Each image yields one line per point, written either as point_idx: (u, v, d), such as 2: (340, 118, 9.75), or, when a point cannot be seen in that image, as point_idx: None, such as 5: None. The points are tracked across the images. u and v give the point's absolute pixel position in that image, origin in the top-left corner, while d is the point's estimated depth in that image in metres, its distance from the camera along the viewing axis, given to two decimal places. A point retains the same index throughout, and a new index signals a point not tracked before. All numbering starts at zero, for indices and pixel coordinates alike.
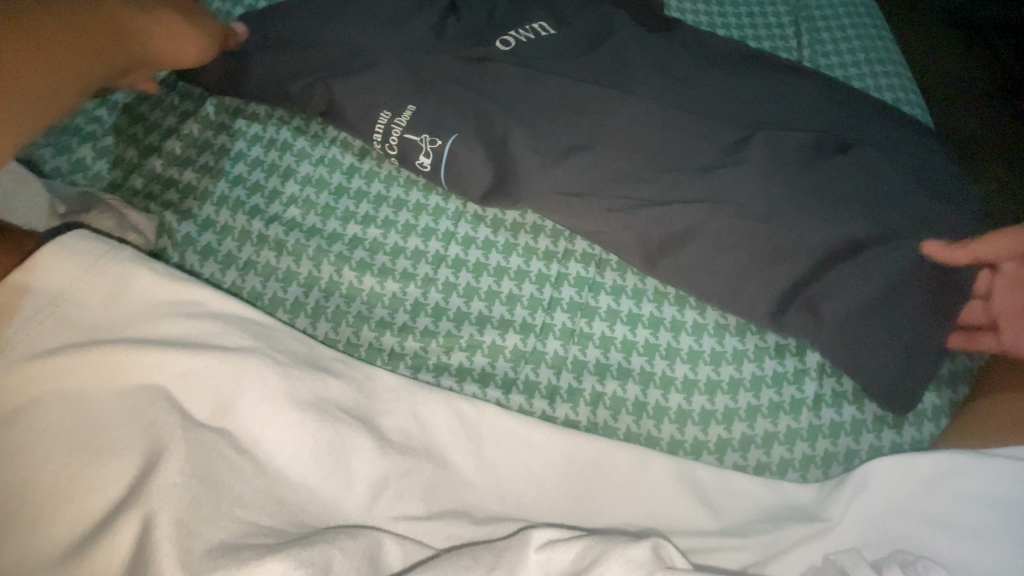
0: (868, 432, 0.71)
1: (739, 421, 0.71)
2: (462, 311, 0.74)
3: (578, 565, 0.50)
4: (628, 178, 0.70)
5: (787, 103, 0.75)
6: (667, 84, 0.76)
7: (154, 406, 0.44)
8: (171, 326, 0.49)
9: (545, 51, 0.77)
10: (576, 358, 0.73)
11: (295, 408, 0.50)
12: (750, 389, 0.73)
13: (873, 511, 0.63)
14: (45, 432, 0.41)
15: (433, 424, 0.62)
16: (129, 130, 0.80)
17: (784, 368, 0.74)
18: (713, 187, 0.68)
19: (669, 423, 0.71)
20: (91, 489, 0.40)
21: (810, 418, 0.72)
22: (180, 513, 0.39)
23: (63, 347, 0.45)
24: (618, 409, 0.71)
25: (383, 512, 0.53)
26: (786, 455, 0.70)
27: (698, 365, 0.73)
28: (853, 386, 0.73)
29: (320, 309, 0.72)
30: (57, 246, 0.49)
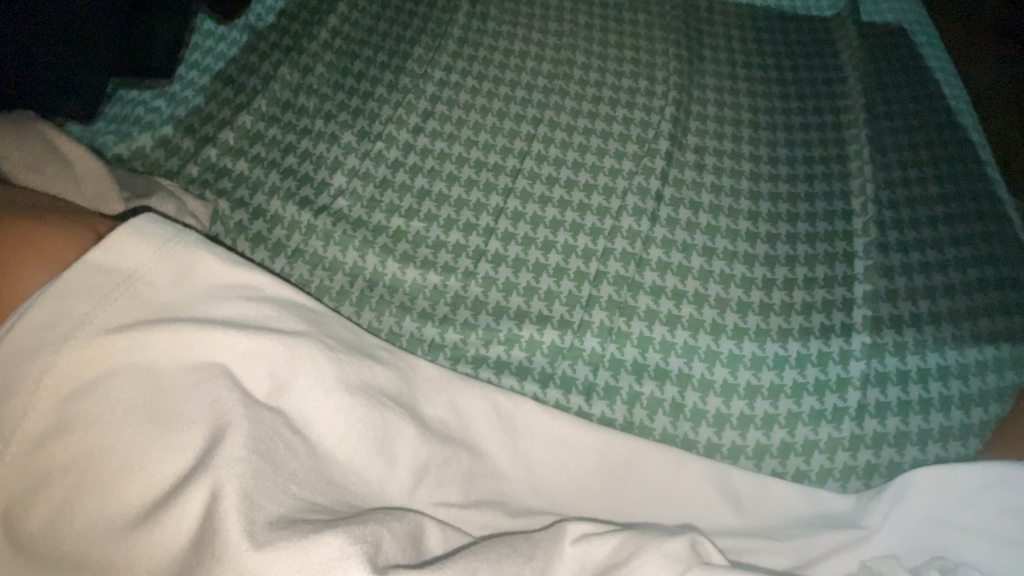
0: (912, 445, 0.70)
1: (778, 427, 0.71)
2: (501, 305, 0.75)
3: (614, 558, 0.51)
4: None
5: None
6: None
7: (218, 382, 0.46)
8: (233, 309, 0.51)
9: None
10: (614, 356, 0.73)
11: (347, 392, 0.52)
12: (790, 395, 0.73)
13: (910, 521, 0.63)
14: (118, 402, 0.43)
15: (471, 415, 0.63)
16: (182, 120, 0.81)
17: (826, 376, 0.73)
18: None
19: (706, 426, 0.71)
20: (161, 460, 0.42)
21: (851, 427, 0.71)
22: (246, 484, 0.41)
23: (135, 323, 0.47)
24: (654, 409, 0.71)
25: (424, 498, 0.54)
26: (825, 464, 0.70)
27: (737, 369, 0.74)
28: (897, 397, 0.72)
29: (364, 298, 0.73)
30: (130, 227, 0.51)
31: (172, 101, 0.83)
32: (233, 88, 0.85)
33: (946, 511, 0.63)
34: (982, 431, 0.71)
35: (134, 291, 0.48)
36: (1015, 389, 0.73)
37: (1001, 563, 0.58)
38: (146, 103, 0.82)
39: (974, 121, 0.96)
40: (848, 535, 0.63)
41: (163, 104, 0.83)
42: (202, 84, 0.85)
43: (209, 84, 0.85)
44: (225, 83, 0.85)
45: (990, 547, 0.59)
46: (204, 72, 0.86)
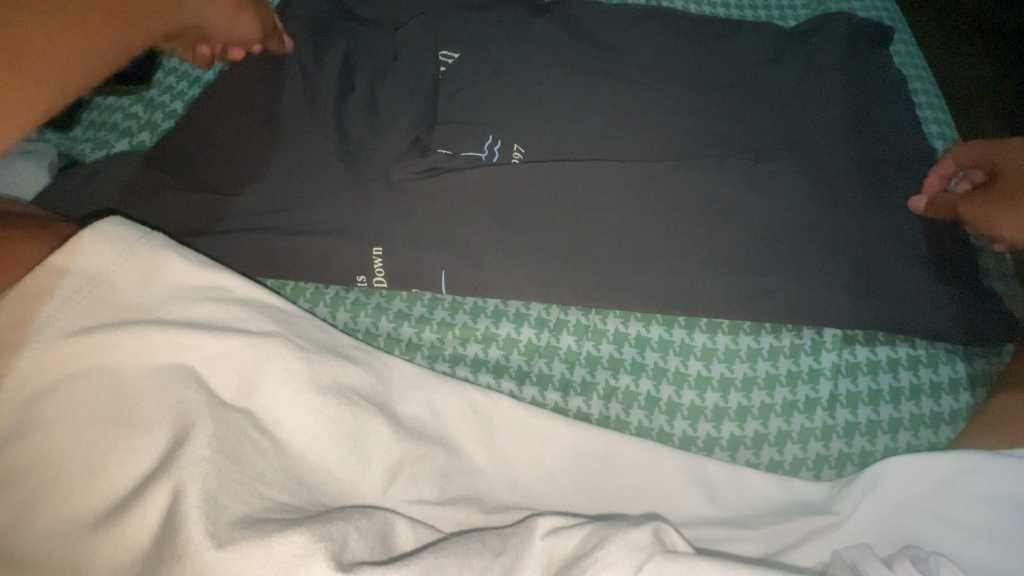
0: (884, 433, 0.71)
1: (753, 419, 0.72)
2: (478, 304, 0.76)
3: (581, 550, 0.51)
4: (624, 190, 0.75)
5: (760, 129, 0.81)
6: (664, 109, 0.82)
7: (182, 384, 0.46)
8: (200, 310, 0.51)
9: (535, 75, 0.84)
10: (590, 352, 0.74)
11: (317, 391, 0.52)
12: (763, 387, 0.74)
13: (882, 509, 0.64)
14: (81, 405, 0.43)
15: (447, 413, 0.63)
16: (161, 126, 0.82)
17: (799, 368, 0.74)
18: (688, 196, 0.75)
19: (681, 418, 0.71)
20: (124, 461, 0.42)
21: (824, 417, 0.72)
22: (208, 485, 0.41)
23: (99, 326, 0.47)
24: (630, 403, 0.72)
25: (397, 496, 0.55)
26: (799, 454, 0.71)
27: (711, 362, 0.74)
28: (867, 386, 0.73)
29: (340, 299, 0.75)
30: (93, 230, 0.51)
31: (149, 107, 0.83)
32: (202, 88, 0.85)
33: (915, 497, 0.63)
34: (953, 419, 0.72)
35: (96, 293, 0.48)
36: (986, 377, 0.74)
37: (970, 552, 0.58)
38: (124, 109, 0.83)
39: (943, 130, 0.93)
40: (819, 521, 0.64)
41: (140, 109, 0.84)
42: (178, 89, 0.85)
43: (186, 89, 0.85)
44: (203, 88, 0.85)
45: (959, 536, 0.60)
46: (182, 78, 0.85)
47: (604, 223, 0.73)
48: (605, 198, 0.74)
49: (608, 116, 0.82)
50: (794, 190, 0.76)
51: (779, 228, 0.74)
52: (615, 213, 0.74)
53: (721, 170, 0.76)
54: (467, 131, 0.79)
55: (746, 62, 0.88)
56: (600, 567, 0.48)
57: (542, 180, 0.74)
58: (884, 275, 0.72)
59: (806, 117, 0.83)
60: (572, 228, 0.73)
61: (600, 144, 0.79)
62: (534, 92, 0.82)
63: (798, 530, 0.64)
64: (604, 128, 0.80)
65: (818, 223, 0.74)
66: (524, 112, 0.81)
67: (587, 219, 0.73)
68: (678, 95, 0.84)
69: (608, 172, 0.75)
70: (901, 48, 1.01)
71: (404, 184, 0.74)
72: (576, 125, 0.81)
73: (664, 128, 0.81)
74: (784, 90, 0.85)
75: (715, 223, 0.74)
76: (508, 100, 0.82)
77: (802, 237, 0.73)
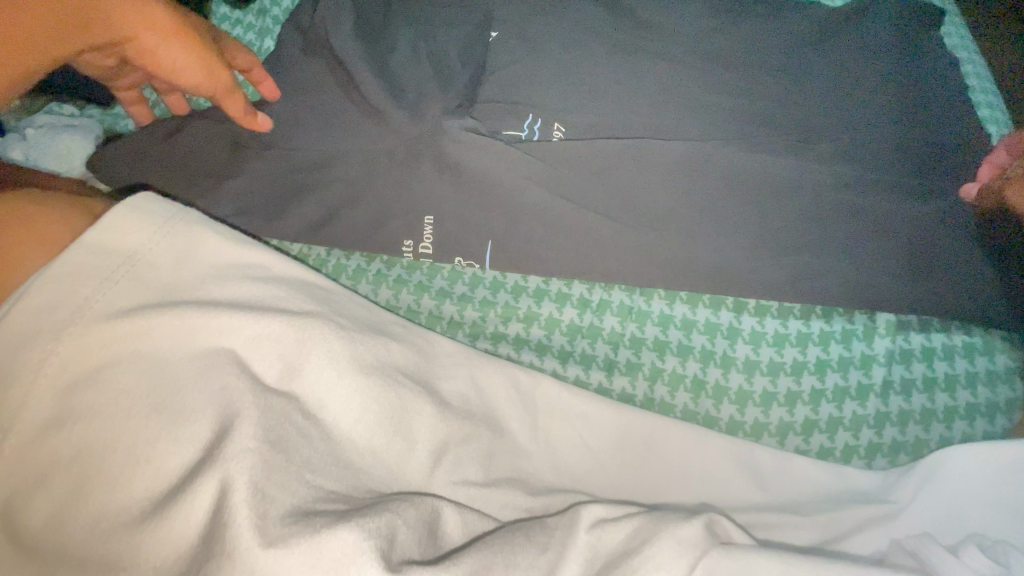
0: (939, 423, 0.67)
1: (802, 404, 0.68)
2: (519, 284, 0.73)
3: (628, 546, 0.49)
4: (676, 163, 0.71)
5: (826, 96, 0.75)
6: (722, 74, 0.77)
7: (224, 369, 0.44)
8: (237, 289, 0.49)
9: (582, 35, 0.79)
10: (634, 334, 0.71)
11: (360, 371, 0.50)
12: (814, 373, 0.70)
13: (946, 499, 0.61)
14: (121, 392, 0.42)
15: (490, 392, 0.62)
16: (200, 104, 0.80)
17: (851, 354, 0.70)
18: (746, 169, 0.70)
19: (728, 403, 0.68)
20: (169, 452, 0.40)
21: (877, 405, 0.68)
22: (257, 476, 0.40)
23: (136, 308, 0.45)
24: (675, 385, 0.69)
25: (444, 478, 0.53)
26: (850, 442, 0.67)
27: (759, 346, 0.71)
28: (922, 373, 0.69)
29: (381, 277, 0.73)
30: (124, 205, 0.49)
31: None
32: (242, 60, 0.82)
33: (980, 490, 0.60)
34: (1012, 408, 0.68)
35: (133, 273, 0.46)
36: None
37: None
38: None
39: (1000, 114, 0.85)
40: (877, 509, 0.61)
41: None
42: None
43: None
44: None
45: None
46: None
47: (656, 198, 0.69)
48: (657, 173, 0.70)
49: (661, 81, 0.76)
50: (857, 166, 0.71)
51: (843, 203, 0.69)
52: (668, 187, 0.69)
53: (780, 147, 0.71)
54: (508, 102, 0.75)
55: (805, 32, 0.80)
56: (653, 566, 0.46)
57: (589, 156, 0.71)
58: (957, 257, 0.67)
59: (870, 90, 0.76)
60: (624, 203, 0.69)
61: (650, 113, 0.74)
62: (581, 56, 0.77)
63: (854, 519, 0.61)
64: (655, 94, 0.75)
65: (885, 199, 0.69)
66: (570, 77, 0.76)
67: (637, 195, 0.69)
68: (732, 65, 0.77)
69: (659, 146, 0.71)
70: (955, 28, 0.93)
71: (447, 150, 0.70)
72: (625, 91, 0.76)
73: (717, 98, 0.75)
74: (845, 61, 0.78)
75: (775, 200, 0.69)
76: (552, 64, 0.77)
77: (865, 217, 0.68)
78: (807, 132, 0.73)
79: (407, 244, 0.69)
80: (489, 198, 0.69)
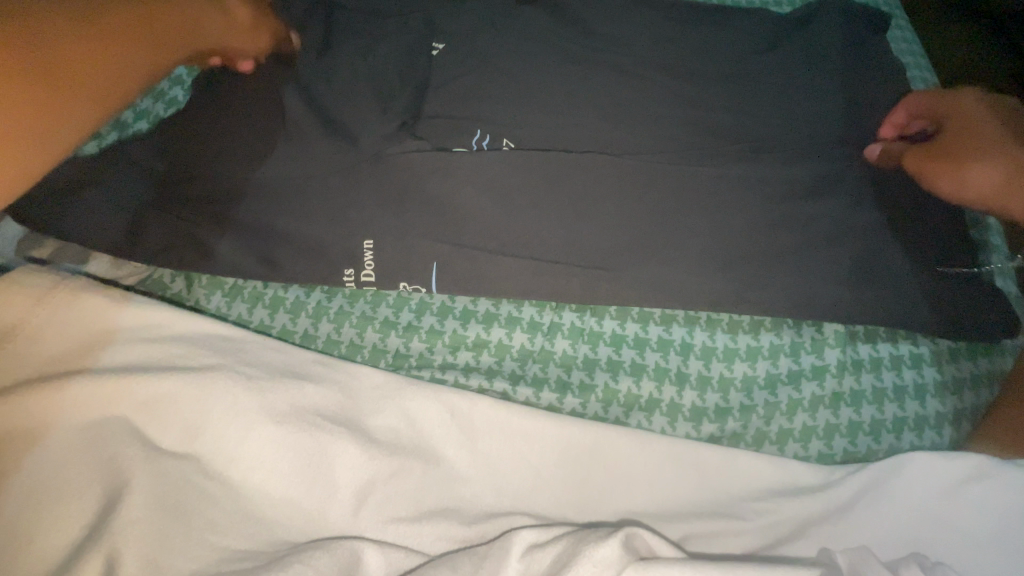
0: (889, 433, 0.68)
1: (756, 416, 0.69)
2: (467, 310, 0.72)
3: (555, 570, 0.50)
4: (602, 176, 0.70)
5: (744, 97, 0.77)
6: (647, 85, 0.77)
7: (114, 440, 0.48)
8: (131, 353, 0.52)
9: (510, 52, 0.78)
10: (587, 356, 0.70)
11: (270, 421, 0.52)
12: (765, 386, 0.70)
13: (887, 508, 0.62)
14: (3, 474, 0.45)
15: (423, 420, 0.60)
16: (132, 128, 0.77)
17: (800, 366, 0.70)
18: (670, 178, 0.71)
19: (683, 420, 0.68)
20: (52, 530, 0.43)
21: (827, 416, 0.69)
22: (147, 549, 0.44)
23: (17, 385, 0.49)
24: (631, 405, 0.69)
25: (371, 518, 0.53)
26: (801, 453, 0.68)
27: (711, 361, 0.70)
28: (872, 384, 0.70)
29: (322, 309, 0.71)
30: (5, 285, 0.53)
31: None
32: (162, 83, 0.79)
33: (917, 500, 0.62)
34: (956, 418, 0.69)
35: (14, 351, 0.51)
36: (1003, 376, 0.71)
37: (962, 558, 0.59)
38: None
39: None
40: (808, 506, 0.62)
41: None
42: None
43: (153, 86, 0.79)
44: (173, 82, 0.78)
45: (954, 539, 0.60)
46: None
47: (596, 224, 0.69)
48: (598, 196, 0.70)
49: (588, 92, 0.76)
50: (775, 163, 0.72)
51: (759, 200, 0.70)
52: (609, 209, 0.69)
53: (721, 160, 0.72)
54: (438, 119, 0.74)
55: (745, 49, 0.80)
56: None
57: (527, 185, 0.69)
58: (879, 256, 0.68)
59: (811, 96, 0.77)
60: (567, 231, 0.69)
61: (578, 124, 0.74)
62: (509, 74, 0.77)
63: (787, 522, 0.62)
64: (583, 108, 0.75)
65: (800, 195, 0.71)
66: (498, 92, 0.76)
67: (575, 221, 0.69)
68: (677, 85, 0.77)
69: (600, 172, 0.70)
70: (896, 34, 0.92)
71: (385, 182, 0.69)
72: (554, 107, 0.75)
73: (662, 118, 0.75)
74: (785, 71, 0.79)
75: (715, 214, 0.69)
76: (480, 81, 0.76)
77: (798, 230, 0.69)
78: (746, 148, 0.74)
79: (348, 273, 0.68)
80: (422, 224, 0.68)
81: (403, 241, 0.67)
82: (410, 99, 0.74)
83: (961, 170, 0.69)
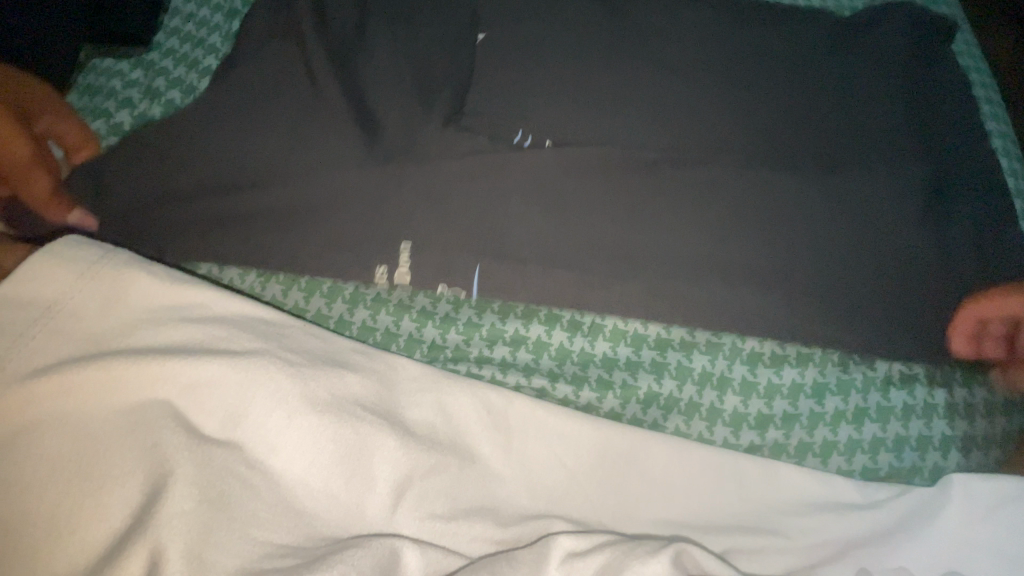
0: (935, 450, 0.66)
1: (798, 427, 0.67)
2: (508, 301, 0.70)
3: None
4: (649, 175, 0.69)
5: (803, 93, 0.73)
6: (700, 76, 0.74)
7: (156, 425, 0.46)
8: (172, 333, 0.50)
9: (556, 37, 0.76)
10: (629, 356, 0.68)
11: (311, 409, 0.50)
12: (812, 395, 0.68)
13: (935, 532, 0.60)
14: (44, 457, 0.43)
15: (459, 415, 0.58)
16: (162, 95, 0.74)
17: (851, 377, 0.68)
18: (718, 179, 0.69)
19: (723, 426, 0.67)
20: (92, 521, 0.42)
21: (873, 430, 0.67)
22: (191, 543, 0.42)
23: (58, 364, 0.47)
24: (670, 409, 0.67)
25: (408, 514, 0.51)
26: (843, 466, 0.66)
27: (758, 367, 0.68)
28: (923, 399, 0.67)
29: (358, 295, 0.69)
30: (46, 256, 0.51)
31: (149, 71, 0.75)
32: (184, 46, 0.77)
33: (970, 530, 0.59)
34: (1002, 442, 0.67)
35: (53, 325, 0.49)
36: None
37: None
38: (122, 75, 0.74)
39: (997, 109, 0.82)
40: (852, 525, 0.60)
41: (138, 74, 0.74)
42: (181, 53, 0.76)
43: (177, 50, 0.76)
44: (207, 52, 0.77)
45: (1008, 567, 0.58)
46: (180, 40, 0.77)
47: (642, 225, 0.67)
48: (643, 197, 0.68)
49: (638, 84, 0.73)
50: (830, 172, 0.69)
51: (811, 207, 0.68)
52: (658, 211, 0.68)
53: (771, 169, 0.69)
54: (483, 104, 0.72)
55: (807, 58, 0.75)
56: None
57: (569, 185, 0.68)
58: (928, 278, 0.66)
59: (873, 100, 0.73)
60: (612, 233, 0.67)
61: (625, 116, 0.72)
62: (556, 60, 0.74)
63: (830, 543, 0.60)
64: (632, 99, 0.73)
65: (857, 204, 0.68)
66: (544, 78, 0.73)
67: (619, 222, 0.67)
68: (730, 92, 0.73)
69: (647, 176, 0.68)
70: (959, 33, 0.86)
71: (430, 174, 0.67)
72: (602, 95, 0.73)
73: (712, 114, 0.72)
74: (848, 78, 0.74)
75: (767, 220, 0.67)
76: (526, 66, 0.74)
77: (851, 244, 0.67)
78: (802, 149, 0.71)
79: (383, 270, 0.65)
80: (466, 213, 0.66)
81: (443, 229, 0.66)
82: (451, 96, 0.72)
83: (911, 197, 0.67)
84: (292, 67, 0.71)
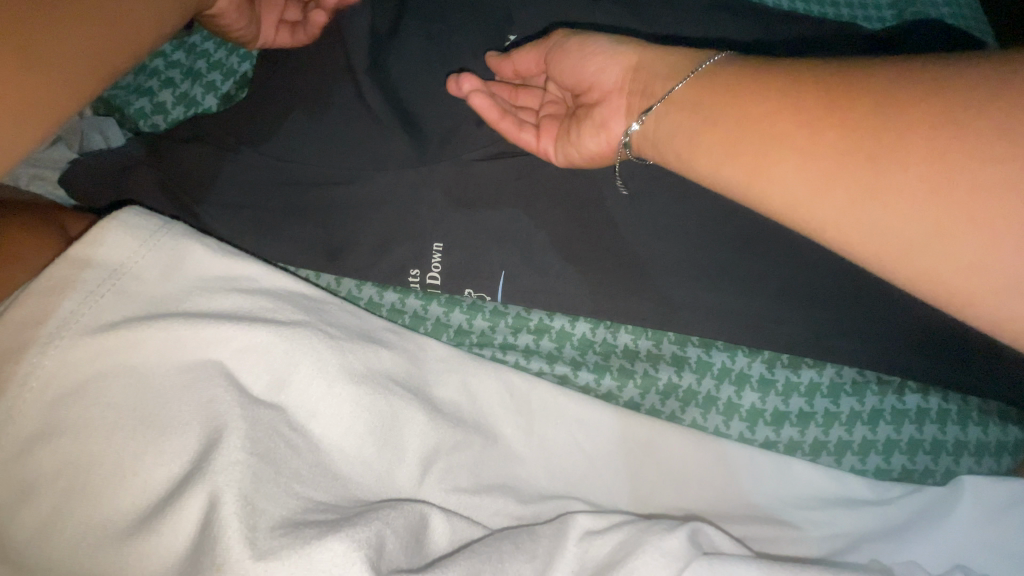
0: (947, 454, 0.68)
1: (814, 425, 0.68)
2: None
3: (613, 557, 0.50)
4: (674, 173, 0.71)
5: None
6: None
7: (211, 383, 0.49)
8: (224, 301, 0.53)
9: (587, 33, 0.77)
10: (650, 350, 0.70)
11: (350, 380, 0.52)
12: (828, 394, 0.69)
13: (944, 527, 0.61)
14: (109, 405, 0.46)
15: (483, 396, 0.60)
16: (204, 79, 0.75)
17: (866, 377, 0.70)
18: None
19: (739, 420, 0.68)
20: (154, 466, 0.45)
21: (887, 432, 0.68)
22: (245, 489, 0.44)
23: (121, 321, 0.50)
24: (688, 401, 0.69)
25: (434, 487, 0.53)
26: (856, 465, 0.68)
27: (775, 365, 0.70)
28: (938, 404, 0.69)
29: None
30: (111, 222, 0.54)
31: (192, 53, 0.75)
32: None
33: (982, 527, 0.60)
34: (1013, 450, 0.68)
35: (118, 286, 0.52)
36: None
37: None
38: (166, 56, 0.75)
39: None
40: (863, 517, 0.62)
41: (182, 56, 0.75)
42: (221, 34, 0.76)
43: None
44: None
45: None
46: None
47: (663, 224, 0.70)
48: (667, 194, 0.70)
49: None
50: None
51: None
52: (679, 209, 0.70)
53: None
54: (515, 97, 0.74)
55: None
56: None
57: (566, 141, 0.67)
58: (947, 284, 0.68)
59: None
60: (634, 232, 0.69)
61: None
62: None
63: (841, 535, 0.61)
64: None
65: None
66: None
67: (642, 220, 0.70)
68: None
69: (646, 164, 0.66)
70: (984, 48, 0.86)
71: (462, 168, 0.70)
72: None
73: None
74: None
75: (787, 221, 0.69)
76: None
77: None
78: None
79: (414, 274, 0.69)
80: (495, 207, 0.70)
81: (472, 220, 0.69)
82: None
83: (765, 188, 0.47)
84: (330, 57, 0.73)
